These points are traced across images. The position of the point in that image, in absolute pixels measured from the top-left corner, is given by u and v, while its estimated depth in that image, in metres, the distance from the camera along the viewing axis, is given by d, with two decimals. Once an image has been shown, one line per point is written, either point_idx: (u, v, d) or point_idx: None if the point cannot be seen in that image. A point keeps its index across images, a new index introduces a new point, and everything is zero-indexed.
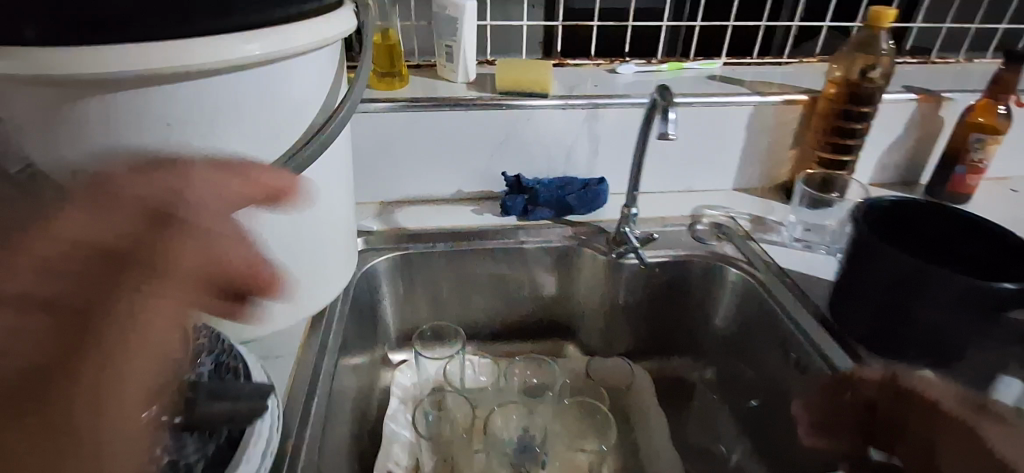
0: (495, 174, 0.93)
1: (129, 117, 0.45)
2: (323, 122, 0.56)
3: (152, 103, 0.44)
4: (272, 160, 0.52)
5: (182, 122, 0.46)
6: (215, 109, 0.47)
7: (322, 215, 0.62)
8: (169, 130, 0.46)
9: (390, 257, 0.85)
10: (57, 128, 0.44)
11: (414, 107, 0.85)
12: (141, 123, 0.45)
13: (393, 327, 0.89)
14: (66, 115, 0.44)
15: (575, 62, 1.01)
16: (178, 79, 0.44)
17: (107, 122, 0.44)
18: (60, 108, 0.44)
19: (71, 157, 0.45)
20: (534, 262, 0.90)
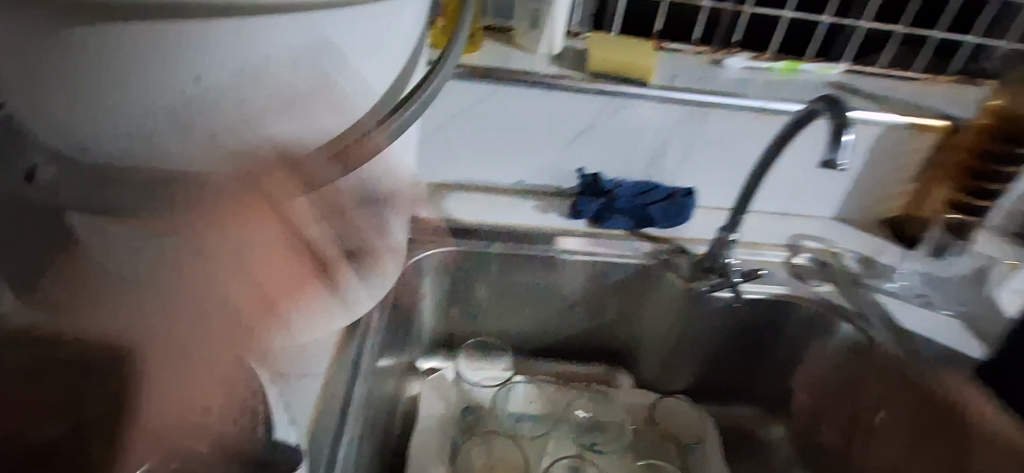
0: (567, 168, 0.79)
1: (139, 65, 0.31)
2: (401, 96, 0.41)
3: (172, 48, 0.31)
4: (330, 142, 0.39)
5: (215, 79, 0.33)
6: (259, 67, 0.33)
7: (379, 213, 0.49)
8: (195, 89, 0.33)
9: (437, 252, 0.72)
10: (38, 61, 0.32)
11: (486, 78, 0.71)
12: (154, 74, 0.32)
13: (429, 330, 0.77)
14: (50, 47, 0.31)
15: (673, 46, 0.84)
16: (212, 17, 0.30)
17: (106, 67, 0.31)
18: (40, 37, 0.31)
19: (60, 103, 0.33)
20: (601, 278, 0.77)
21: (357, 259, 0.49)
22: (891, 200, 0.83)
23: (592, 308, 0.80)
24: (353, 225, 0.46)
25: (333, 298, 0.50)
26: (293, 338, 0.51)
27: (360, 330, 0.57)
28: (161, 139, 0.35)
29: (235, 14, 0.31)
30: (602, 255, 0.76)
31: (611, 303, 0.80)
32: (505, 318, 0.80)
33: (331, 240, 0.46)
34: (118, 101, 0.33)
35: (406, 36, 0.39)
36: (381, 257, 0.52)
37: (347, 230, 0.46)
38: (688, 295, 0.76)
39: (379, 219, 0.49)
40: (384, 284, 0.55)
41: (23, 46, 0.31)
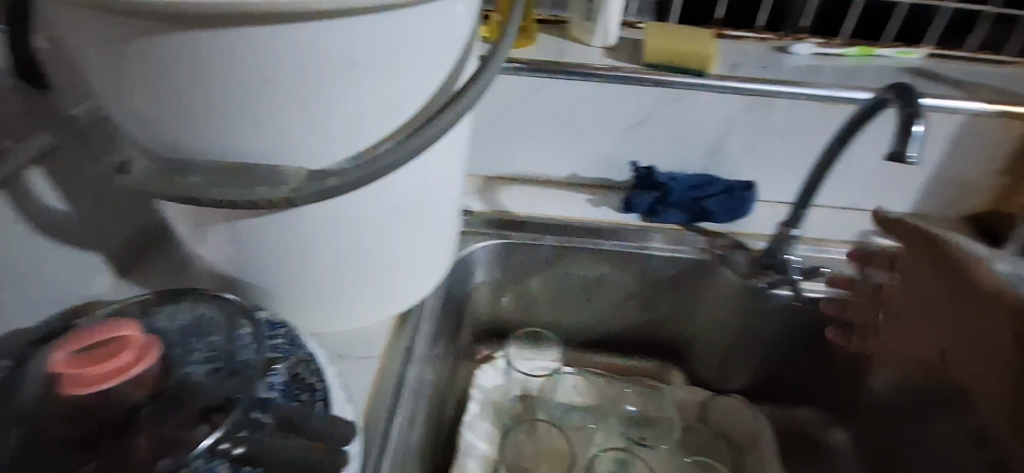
0: (621, 161, 0.79)
1: (213, 66, 0.34)
2: (452, 92, 0.42)
3: (243, 50, 0.34)
4: (384, 136, 0.41)
5: (278, 78, 0.35)
6: (319, 65, 0.35)
7: (433, 205, 0.51)
8: (262, 86, 0.36)
9: (491, 244, 0.74)
10: (128, 64, 0.35)
11: (540, 71, 0.71)
12: (227, 73, 0.35)
13: (482, 319, 0.79)
14: (138, 52, 0.34)
15: (735, 33, 0.81)
16: (278, 20, 0.33)
17: (188, 68, 0.35)
18: (129, 43, 0.34)
19: (146, 103, 0.37)
20: (655, 272, 0.76)
21: (412, 248, 0.52)
22: (976, 194, 0.77)
23: (644, 301, 0.79)
24: (408, 215, 0.49)
25: (389, 283, 0.52)
26: (352, 322, 0.54)
27: (414, 318, 0.59)
28: (232, 133, 0.38)
29: (297, 15, 0.33)
30: (655, 248, 0.75)
31: (664, 297, 0.78)
32: (556, 309, 0.81)
33: (386, 230, 0.48)
34: (194, 98, 0.36)
35: (458, 32, 0.41)
36: (434, 246, 0.54)
37: (402, 220, 0.48)
38: (744, 292, 0.74)
39: (432, 210, 0.51)
40: (437, 273, 0.58)
41: (116, 49, 0.35)
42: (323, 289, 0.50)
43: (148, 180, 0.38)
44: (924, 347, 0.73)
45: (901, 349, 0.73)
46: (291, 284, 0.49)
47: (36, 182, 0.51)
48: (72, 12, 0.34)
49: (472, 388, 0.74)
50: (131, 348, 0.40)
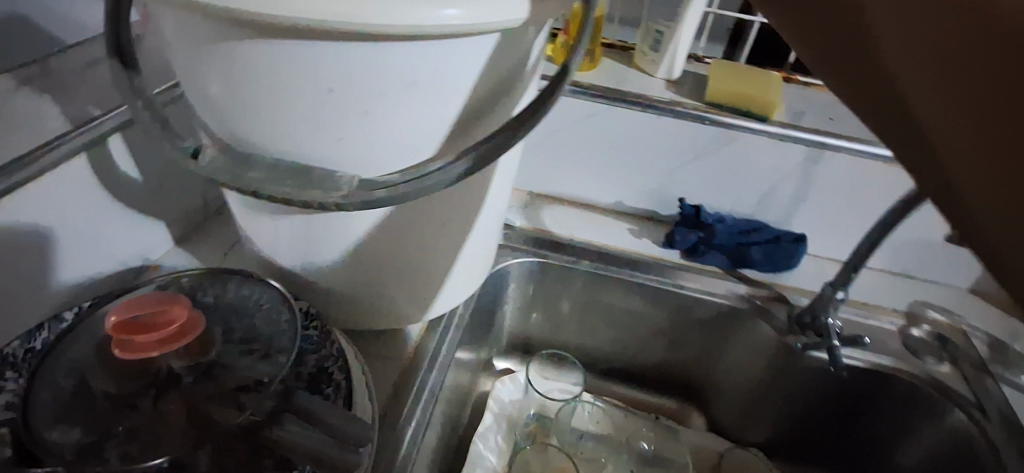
0: (671, 196, 0.78)
1: (285, 73, 0.36)
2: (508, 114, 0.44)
3: (313, 62, 0.36)
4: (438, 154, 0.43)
5: (346, 91, 0.37)
6: (380, 84, 0.37)
7: (476, 218, 0.52)
8: (328, 97, 0.38)
9: (526, 261, 0.74)
10: (210, 61, 0.38)
11: (599, 97, 0.71)
12: (295, 82, 0.37)
13: (507, 331, 0.80)
14: (220, 53, 0.37)
15: (808, 79, 0.79)
16: (351, 38, 0.34)
17: (262, 73, 0.37)
18: (213, 43, 0.37)
19: (222, 98, 0.39)
20: (688, 313, 0.75)
21: (453, 257, 0.53)
22: None
23: (671, 338, 0.78)
24: (450, 225, 0.50)
25: (426, 287, 0.54)
26: (390, 321, 0.56)
27: (442, 323, 0.61)
28: (298, 135, 0.40)
29: (369, 38, 0.34)
30: (691, 289, 0.74)
31: (692, 337, 0.77)
32: (581, 333, 0.80)
33: (425, 236, 0.49)
34: (264, 100, 0.38)
35: (518, 57, 0.41)
36: (474, 257, 0.56)
37: (445, 229, 0.50)
38: (779, 347, 0.72)
39: (477, 223, 0.52)
40: (472, 282, 0.59)
41: (202, 48, 0.37)
42: (360, 282, 0.52)
43: (214, 172, 0.40)
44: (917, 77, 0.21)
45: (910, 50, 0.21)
46: (332, 276, 0.51)
47: (115, 151, 0.54)
48: (166, 7, 0.37)
49: (490, 398, 0.75)
50: (157, 337, 0.40)
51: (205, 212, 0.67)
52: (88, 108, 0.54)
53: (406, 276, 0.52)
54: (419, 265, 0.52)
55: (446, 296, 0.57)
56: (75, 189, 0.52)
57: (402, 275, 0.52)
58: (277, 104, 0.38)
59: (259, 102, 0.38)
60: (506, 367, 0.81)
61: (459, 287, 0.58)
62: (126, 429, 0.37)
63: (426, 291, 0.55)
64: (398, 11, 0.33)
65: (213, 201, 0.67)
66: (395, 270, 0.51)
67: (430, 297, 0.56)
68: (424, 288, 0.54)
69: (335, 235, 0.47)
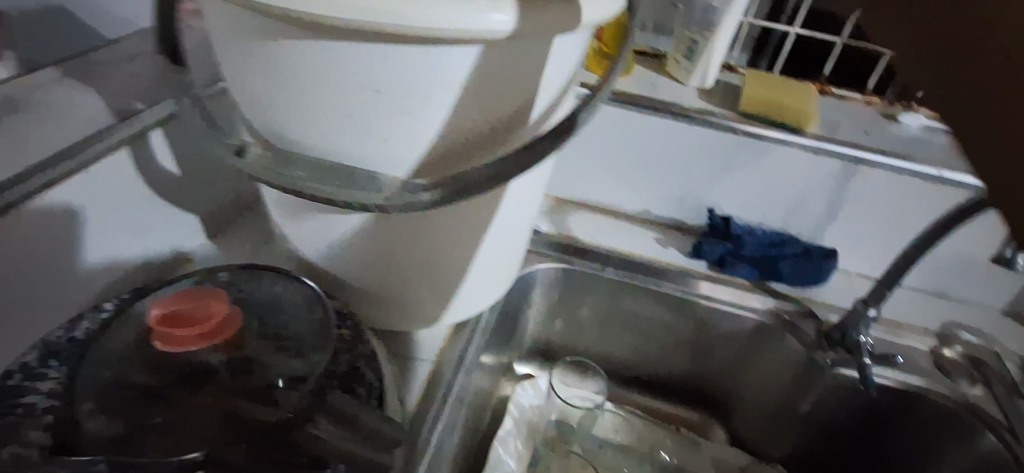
0: (699, 205, 0.77)
1: (334, 73, 0.37)
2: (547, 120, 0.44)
3: (362, 63, 0.36)
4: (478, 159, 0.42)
5: (393, 92, 0.37)
6: (428, 87, 0.37)
7: (510, 222, 0.52)
8: (374, 98, 0.38)
9: (552, 266, 0.74)
10: (259, 60, 0.38)
11: (631, 105, 0.71)
12: (345, 83, 0.37)
13: (530, 335, 0.80)
14: (270, 51, 0.37)
15: (843, 92, 0.77)
16: (402, 40, 0.35)
17: (311, 72, 0.37)
18: (263, 42, 0.37)
19: (268, 95, 0.40)
20: (713, 325, 0.74)
21: (485, 260, 0.53)
22: None
23: (695, 349, 0.77)
24: (484, 228, 0.50)
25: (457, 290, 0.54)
26: (420, 323, 0.56)
27: (469, 326, 0.61)
28: (341, 134, 0.40)
29: (419, 40, 0.35)
30: (717, 301, 0.73)
31: (716, 349, 0.76)
32: (603, 340, 0.80)
33: (459, 239, 0.49)
34: (310, 99, 0.39)
35: (562, 64, 0.41)
36: (505, 261, 0.56)
37: (479, 233, 0.50)
38: (807, 363, 0.71)
39: (510, 228, 0.52)
40: (500, 285, 0.59)
41: (251, 46, 0.38)
42: (390, 281, 0.52)
43: (258, 169, 0.40)
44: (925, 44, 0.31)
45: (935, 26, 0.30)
46: (365, 274, 0.51)
47: (155, 145, 0.55)
48: (219, 5, 0.37)
49: (510, 402, 0.75)
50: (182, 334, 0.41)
51: (236, 207, 0.67)
52: (132, 102, 0.55)
53: (438, 278, 0.52)
54: (451, 268, 0.52)
55: (476, 299, 0.57)
56: (115, 181, 0.52)
57: (434, 277, 0.52)
58: (323, 104, 0.39)
59: (305, 101, 0.39)
60: (526, 372, 0.81)
61: (489, 291, 0.58)
62: (162, 422, 0.37)
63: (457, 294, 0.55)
64: (452, 15, 0.33)
65: (245, 196, 0.68)
66: (427, 271, 0.51)
67: (460, 300, 0.56)
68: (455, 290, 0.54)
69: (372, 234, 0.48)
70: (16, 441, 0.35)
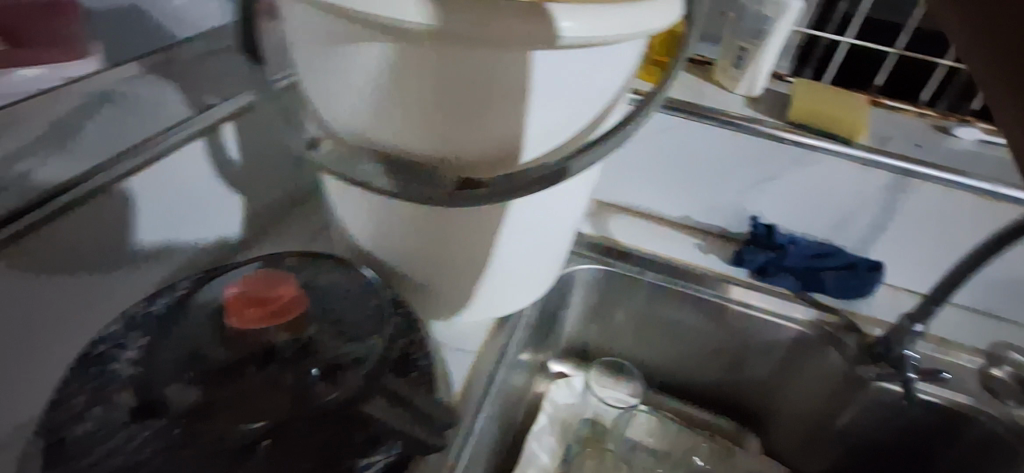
0: (742, 213, 0.77)
1: (405, 76, 0.40)
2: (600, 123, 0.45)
3: (432, 67, 0.39)
4: (532, 160, 0.45)
5: (459, 94, 0.40)
6: (491, 92, 0.40)
7: (556, 221, 0.54)
8: (441, 101, 0.40)
9: (593, 269, 0.74)
10: (335, 61, 0.41)
11: (677, 111, 0.71)
12: (415, 86, 0.40)
13: (566, 336, 0.80)
14: (346, 53, 0.40)
15: (895, 103, 0.76)
16: (472, 47, 0.37)
17: (384, 74, 0.40)
18: (339, 44, 0.40)
19: (342, 95, 0.43)
20: (752, 334, 0.74)
21: (531, 257, 0.55)
22: None
23: (733, 357, 0.77)
24: (532, 226, 0.52)
25: (502, 285, 0.56)
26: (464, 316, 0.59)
27: (510, 322, 0.62)
28: (409, 132, 0.43)
29: (488, 45, 0.37)
30: (757, 310, 0.73)
31: (753, 359, 0.76)
32: (640, 344, 0.80)
33: (508, 236, 0.51)
34: (381, 99, 0.41)
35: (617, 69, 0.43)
36: (548, 258, 0.58)
37: (526, 232, 0.52)
38: (848, 379, 0.70)
39: (556, 225, 0.54)
40: (543, 283, 0.61)
41: (328, 48, 0.40)
42: (440, 274, 0.54)
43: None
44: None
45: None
46: (416, 265, 0.54)
47: (224, 137, 0.59)
48: (300, 8, 0.40)
49: (544, 400, 0.76)
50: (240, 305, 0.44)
51: (292, 198, 0.70)
52: (205, 96, 0.58)
53: (486, 273, 0.54)
54: (498, 264, 0.54)
55: (521, 295, 0.59)
56: (191, 172, 0.56)
57: (483, 272, 0.54)
58: (393, 104, 0.41)
59: (377, 100, 0.42)
60: (560, 371, 0.81)
61: (533, 287, 0.60)
62: (231, 396, 0.40)
63: (502, 289, 0.57)
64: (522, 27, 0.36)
65: (300, 189, 0.71)
66: (476, 266, 0.53)
67: (505, 294, 0.57)
68: (501, 285, 0.56)
69: (427, 228, 0.50)
70: (104, 404, 0.39)
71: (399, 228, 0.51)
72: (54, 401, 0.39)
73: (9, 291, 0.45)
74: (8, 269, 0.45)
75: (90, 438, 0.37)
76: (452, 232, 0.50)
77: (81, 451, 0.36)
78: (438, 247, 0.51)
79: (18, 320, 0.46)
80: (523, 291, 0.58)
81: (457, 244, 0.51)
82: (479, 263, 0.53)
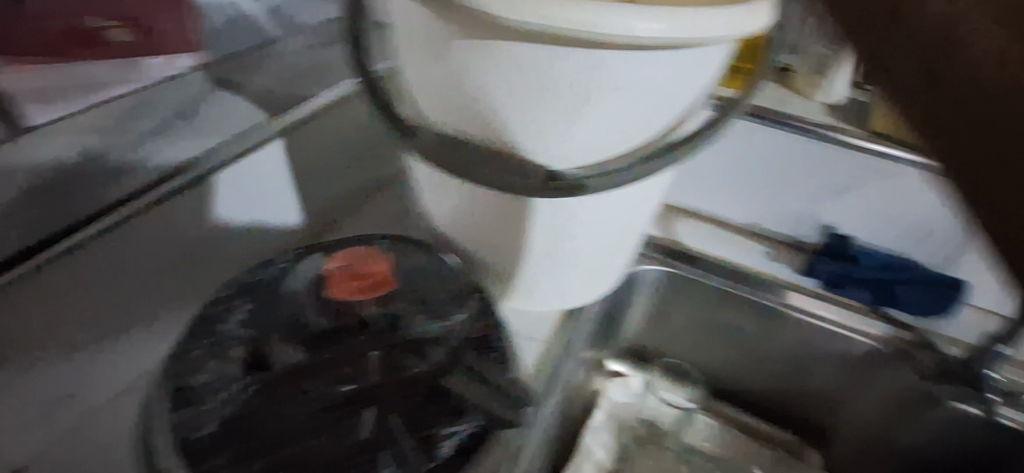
0: (816, 222, 0.75)
1: (502, 72, 0.42)
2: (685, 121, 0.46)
3: (529, 65, 0.40)
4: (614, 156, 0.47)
5: (552, 93, 0.42)
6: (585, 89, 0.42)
7: (631, 217, 0.56)
8: (533, 101, 0.43)
9: (658, 271, 0.74)
10: (438, 56, 0.43)
11: (755, 117, 0.72)
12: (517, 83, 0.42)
13: (625, 335, 0.81)
14: (449, 50, 0.42)
15: None
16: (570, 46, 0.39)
17: (482, 71, 0.42)
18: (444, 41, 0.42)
19: (441, 89, 0.46)
20: (821, 345, 0.72)
21: (603, 251, 0.57)
22: None
23: (798, 368, 0.76)
24: (608, 220, 0.54)
25: (574, 275, 0.58)
26: (533, 304, 0.61)
27: (577, 315, 0.64)
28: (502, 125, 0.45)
29: (587, 44, 0.38)
30: (827, 323, 0.71)
31: (819, 371, 0.75)
32: (699, 348, 0.79)
33: (585, 227, 0.54)
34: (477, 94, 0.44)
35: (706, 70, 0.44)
36: (619, 253, 0.60)
37: (602, 225, 0.54)
38: (920, 396, 0.69)
39: (630, 221, 0.56)
40: (611, 277, 0.62)
41: (432, 43, 0.43)
42: (513, 261, 0.56)
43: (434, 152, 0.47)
44: None
45: None
46: (494, 252, 0.57)
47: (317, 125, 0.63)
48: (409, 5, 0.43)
49: (602, 396, 0.76)
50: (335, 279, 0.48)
51: None
52: None
53: (560, 262, 0.56)
54: (572, 255, 0.56)
55: (589, 287, 0.61)
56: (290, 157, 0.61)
57: (557, 261, 0.56)
58: (488, 99, 0.44)
59: (474, 95, 0.44)
60: (617, 369, 0.79)
61: (601, 280, 0.61)
62: (330, 359, 0.44)
63: (573, 279, 0.59)
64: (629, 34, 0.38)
65: None
66: (551, 255, 0.56)
67: (574, 286, 0.60)
68: (572, 276, 0.58)
69: (508, 216, 0.53)
70: (218, 358, 0.43)
71: (481, 215, 0.54)
72: (175, 355, 0.42)
73: (130, 260, 0.50)
74: (131, 241, 0.49)
75: (210, 387, 0.41)
76: (531, 222, 0.53)
77: (205, 396, 0.41)
78: (516, 235, 0.54)
79: (140, 280, 0.51)
80: (592, 283, 0.60)
81: (535, 234, 0.54)
82: (554, 253, 0.56)
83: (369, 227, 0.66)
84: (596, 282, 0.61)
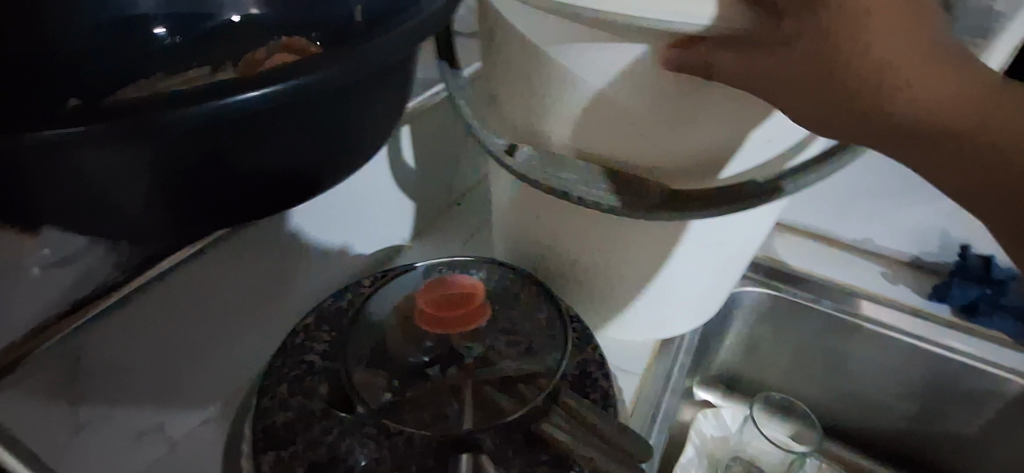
0: (938, 240, 0.68)
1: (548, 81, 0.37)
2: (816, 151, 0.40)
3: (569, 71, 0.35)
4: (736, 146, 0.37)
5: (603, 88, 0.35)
6: (539, 55, 0.36)
7: (745, 238, 0.49)
8: (648, 118, 0.36)
9: (759, 294, 0.67)
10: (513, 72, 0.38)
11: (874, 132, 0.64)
12: (510, 61, 0.38)
13: (717, 364, 0.73)
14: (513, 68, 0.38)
15: None
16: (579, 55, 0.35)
17: (532, 69, 0.37)
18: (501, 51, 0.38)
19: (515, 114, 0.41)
20: (955, 379, 0.64)
21: (710, 276, 0.51)
22: None
23: (924, 403, 0.67)
24: (721, 244, 0.48)
25: (675, 303, 0.52)
26: (628, 334, 0.55)
27: (675, 348, 0.58)
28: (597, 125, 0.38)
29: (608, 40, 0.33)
30: (963, 351, 0.62)
31: (955, 414, 0.66)
32: (797, 378, 0.72)
33: (693, 254, 0.48)
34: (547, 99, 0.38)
35: None
36: (726, 278, 0.53)
37: (713, 249, 0.48)
38: None
39: (743, 243, 0.50)
40: (714, 304, 0.55)
41: (508, 65, 0.39)
42: (608, 283, 0.51)
43: (527, 168, 0.39)
44: (986, 190, 0.30)
45: (990, 188, 0.30)
46: (587, 278, 0.51)
47: None
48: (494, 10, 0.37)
49: (691, 429, 0.70)
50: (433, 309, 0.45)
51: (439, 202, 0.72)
52: None
53: (662, 291, 0.51)
54: (675, 281, 0.50)
55: (692, 318, 0.55)
56: (379, 174, 0.56)
57: (658, 290, 0.51)
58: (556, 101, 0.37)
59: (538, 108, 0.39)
60: (706, 399, 0.74)
61: (706, 308, 0.55)
62: (418, 398, 0.40)
63: (675, 310, 0.53)
64: (720, 16, 0.30)
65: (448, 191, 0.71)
66: (654, 284, 0.50)
67: (677, 316, 0.54)
68: (674, 306, 0.52)
69: (608, 242, 0.48)
70: (304, 394, 0.41)
71: (571, 237, 0.49)
72: (263, 387, 0.41)
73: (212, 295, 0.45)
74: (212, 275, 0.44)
75: (294, 425, 0.39)
76: (632, 246, 0.47)
77: (287, 437, 0.39)
78: (613, 260, 0.49)
79: (224, 313, 0.46)
80: (697, 311, 0.54)
81: (634, 259, 0.48)
82: (655, 281, 0.50)
83: (444, 245, 0.63)
84: (703, 308, 0.54)
